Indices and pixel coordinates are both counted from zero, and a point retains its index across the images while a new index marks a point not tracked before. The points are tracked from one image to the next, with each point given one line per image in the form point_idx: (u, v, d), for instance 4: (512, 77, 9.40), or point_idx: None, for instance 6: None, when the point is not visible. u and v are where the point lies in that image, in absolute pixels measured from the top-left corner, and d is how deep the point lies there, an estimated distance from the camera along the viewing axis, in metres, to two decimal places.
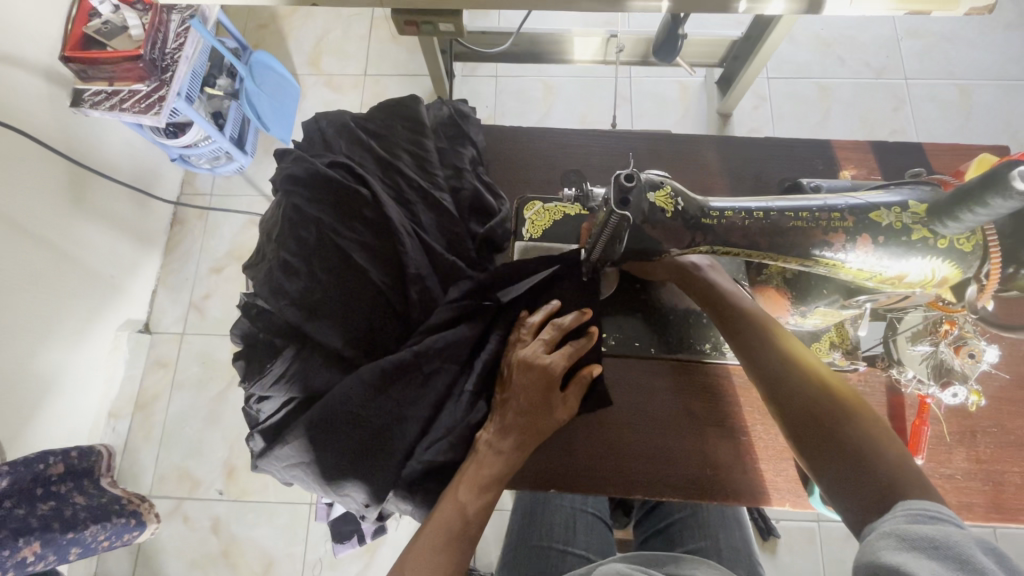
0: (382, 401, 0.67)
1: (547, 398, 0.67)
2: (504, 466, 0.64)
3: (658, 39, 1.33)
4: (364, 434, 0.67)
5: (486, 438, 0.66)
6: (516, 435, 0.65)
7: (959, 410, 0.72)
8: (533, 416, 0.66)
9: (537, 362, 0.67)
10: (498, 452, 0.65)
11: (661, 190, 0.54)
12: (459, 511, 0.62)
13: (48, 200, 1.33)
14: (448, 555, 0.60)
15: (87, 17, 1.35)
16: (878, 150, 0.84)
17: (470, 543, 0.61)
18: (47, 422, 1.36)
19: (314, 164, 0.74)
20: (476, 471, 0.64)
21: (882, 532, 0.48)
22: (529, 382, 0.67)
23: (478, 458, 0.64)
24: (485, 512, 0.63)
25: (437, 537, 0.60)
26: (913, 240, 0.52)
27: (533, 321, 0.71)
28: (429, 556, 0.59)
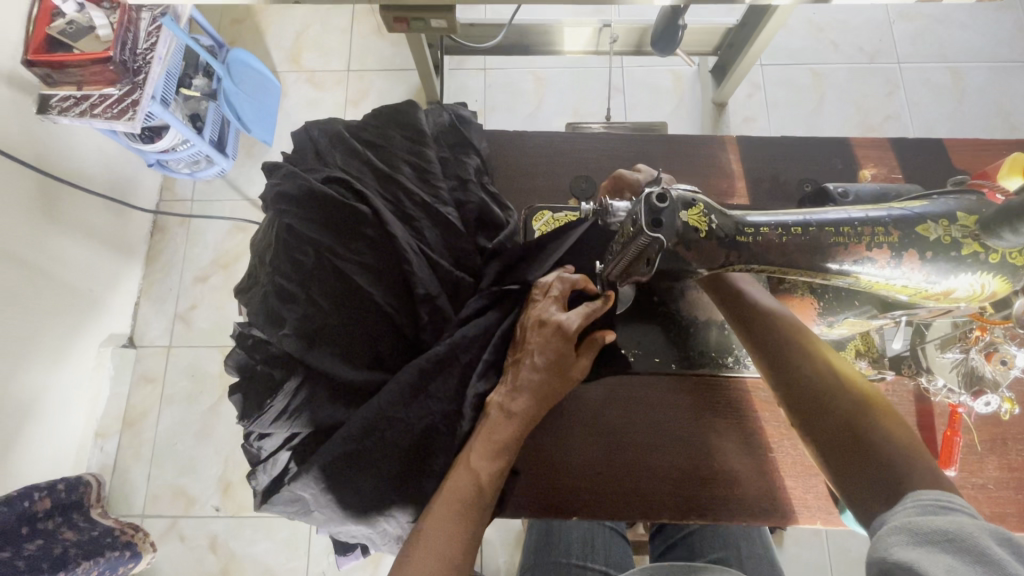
0: (423, 400, 0.65)
1: (567, 356, 0.63)
2: (518, 426, 0.61)
3: (655, 31, 1.28)
4: (403, 432, 0.64)
5: (498, 401, 0.63)
6: (529, 395, 0.62)
7: (990, 418, 0.70)
8: (549, 377, 0.62)
9: (550, 319, 0.63)
10: (510, 416, 0.62)
11: (693, 208, 0.50)
12: (474, 480, 0.59)
13: (19, 216, 1.25)
14: (461, 524, 0.57)
15: (49, 17, 1.25)
16: (896, 147, 0.81)
17: (484, 512, 0.59)
18: (30, 449, 1.30)
19: (308, 181, 0.69)
20: (488, 437, 0.61)
21: (893, 528, 0.45)
22: (543, 341, 0.63)
23: (490, 422, 0.62)
24: (500, 477, 0.60)
25: (450, 505, 0.58)
26: (963, 256, 0.48)
27: (546, 280, 0.67)
28: (444, 527, 0.56)
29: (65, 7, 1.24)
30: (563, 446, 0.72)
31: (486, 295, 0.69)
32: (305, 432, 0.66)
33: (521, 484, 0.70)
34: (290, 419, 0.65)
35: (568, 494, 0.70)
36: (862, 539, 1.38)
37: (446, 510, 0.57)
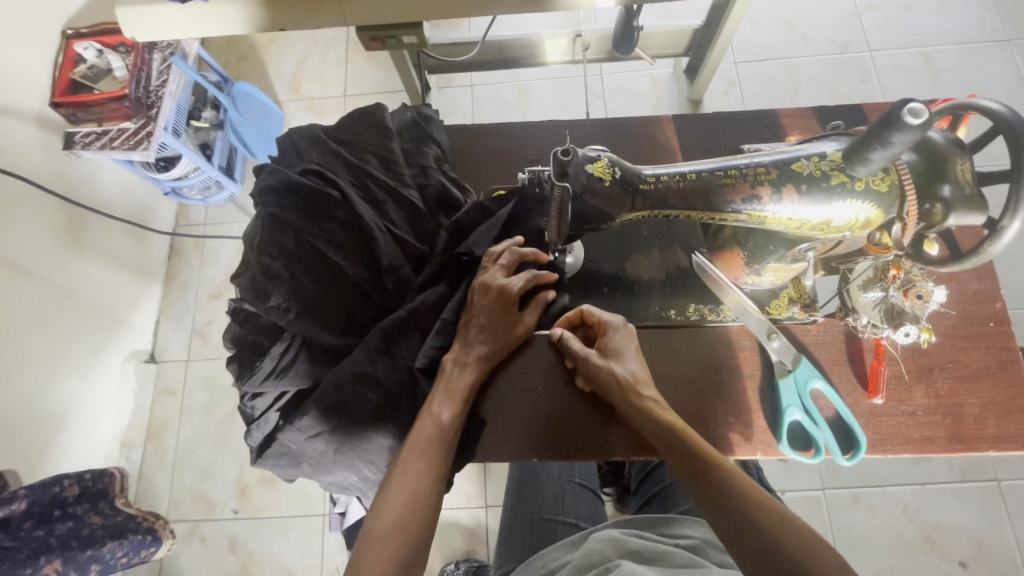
0: (390, 356, 0.75)
1: (508, 313, 0.77)
2: (472, 375, 0.74)
3: (616, 34, 1.38)
4: (376, 387, 0.74)
5: (453, 357, 0.75)
6: (480, 347, 0.75)
7: (914, 349, 0.76)
8: (495, 334, 0.76)
9: (494, 285, 0.76)
10: (463, 367, 0.74)
11: (599, 162, 0.58)
12: (435, 422, 0.71)
13: (49, 239, 1.39)
14: (425, 464, 0.69)
15: (74, 63, 1.42)
16: (822, 115, 0.88)
17: (450, 448, 0.71)
18: (61, 455, 1.41)
19: (287, 174, 0.79)
20: (448, 386, 0.73)
21: None
22: (489, 303, 0.76)
23: (449, 374, 0.74)
24: (459, 417, 0.72)
25: (416, 445, 0.70)
26: (833, 186, 0.56)
27: (494, 252, 0.80)
28: (411, 466, 0.69)
29: (86, 54, 1.41)
30: (526, 393, 0.79)
31: (436, 266, 0.80)
32: (293, 390, 0.75)
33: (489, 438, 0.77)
34: (278, 377, 0.74)
35: (531, 436, 0.77)
36: (861, 514, 1.39)
37: (413, 451, 0.69)
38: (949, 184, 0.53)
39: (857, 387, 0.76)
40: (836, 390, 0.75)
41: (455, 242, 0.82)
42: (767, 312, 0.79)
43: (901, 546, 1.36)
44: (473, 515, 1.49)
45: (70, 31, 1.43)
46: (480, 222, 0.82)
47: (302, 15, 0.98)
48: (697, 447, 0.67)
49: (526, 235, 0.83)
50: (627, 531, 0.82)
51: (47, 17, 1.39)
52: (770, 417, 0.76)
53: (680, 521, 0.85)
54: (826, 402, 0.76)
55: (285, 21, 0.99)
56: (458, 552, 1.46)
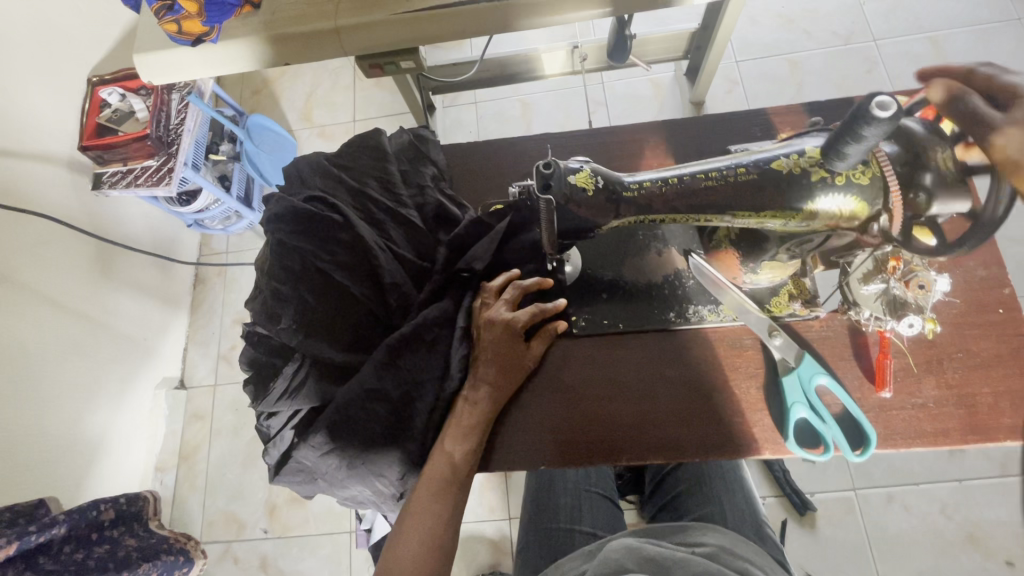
0: (397, 372, 0.77)
1: (515, 348, 0.78)
2: (483, 411, 0.76)
3: (610, 44, 1.40)
4: (383, 402, 0.76)
5: (463, 395, 0.77)
6: (487, 388, 0.76)
7: (921, 340, 0.75)
8: (504, 371, 0.77)
9: (499, 319, 0.78)
10: (473, 405, 0.76)
11: (580, 172, 0.60)
12: (448, 461, 0.73)
13: (82, 275, 1.46)
14: (440, 502, 0.72)
15: (99, 108, 1.49)
16: (814, 110, 0.88)
17: (460, 486, 0.74)
18: (98, 480, 1.47)
19: (292, 201, 0.83)
20: (457, 423, 0.75)
21: None
22: (495, 337, 0.77)
23: (459, 412, 0.76)
24: (470, 455, 0.74)
25: (431, 485, 0.73)
26: (814, 182, 0.57)
27: (493, 286, 0.82)
28: (427, 505, 0.72)
29: (110, 99, 1.48)
30: (537, 418, 0.79)
31: (439, 280, 0.82)
32: (306, 408, 0.78)
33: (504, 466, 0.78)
34: (292, 396, 0.77)
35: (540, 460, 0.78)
36: (896, 513, 1.35)
37: (428, 491, 0.73)
38: (930, 171, 0.54)
39: (865, 381, 0.75)
40: (842, 387, 0.74)
41: (454, 258, 0.84)
42: (768, 310, 0.79)
43: (940, 545, 1.31)
44: (497, 526, 1.50)
45: (95, 79, 1.51)
46: (485, 240, 0.83)
47: (302, 49, 1.03)
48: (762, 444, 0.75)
49: (524, 247, 0.85)
50: (640, 538, 0.81)
51: (73, 67, 1.48)
52: (778, 415, 0.76)
53: (694, 529, 0.82)
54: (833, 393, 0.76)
55: (287, 56, 1.05)
56: (483, 564, 1.46)
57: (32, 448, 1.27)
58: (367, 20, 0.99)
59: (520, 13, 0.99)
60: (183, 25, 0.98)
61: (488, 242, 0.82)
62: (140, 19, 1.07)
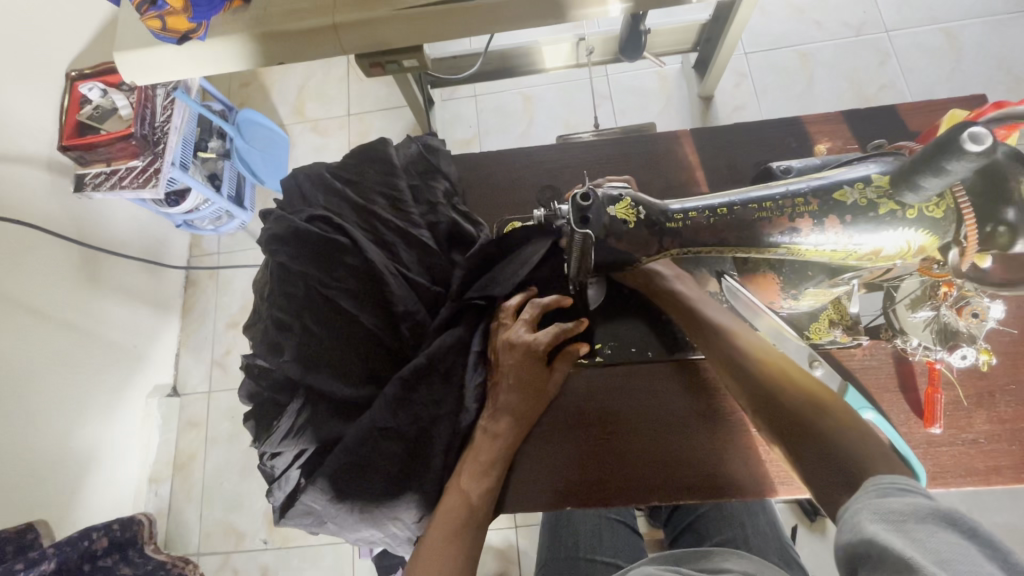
0: (414, 407, 0.71)
1: (539, 375, 0.72)
2: (503, 444, 0.70)
3: (623, 38, 1.33)
4: (398, 440, 0.70)
5: (482, 426, 0.71)
6: (506, 419, 0.71)
7: (972, 371, 0.70)
8: (524, 397, 0.71)
9: (519, 341, 0.71)
10: (493, 436, 0.70)
11: (620, 203, 0.55)
12: (465, 498, 0.67)
13: (66, 282, 1.38)
14: (458, 545, 0.63)
15: (79, 105, 1.40)
16: (853, 119, 0.82)
17: (478, 526, 0.66)
18: (89, 498, 1.40)
19: (293, 221, 0.76)
20: (475, 457, 0.69)
21: (855, 511, 0.49)
22: (517, 361, 0.71)
23: (477, 445, 0.70)
24: (488, 493, 0.68)
25: (445, 526, 0.64)
26: (881, 215, 0.52)
27: (511, 305, 0.76)
28: (442, 549, 0.63)
29: (90, 94, 1.39)
30: (559, 452, 0.74)
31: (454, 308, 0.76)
32: (312, 448, 0.72)
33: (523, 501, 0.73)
34: (297, 435, 0.72)
35: (562, 499, 0.73)
36: None
37: (442, 532, 0.64)
38: (1014, 207, 0.48)
39: (912, 416, 0.70)
40: (888, 421, 0.69)
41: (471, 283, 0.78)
42: (807, 338, 0.73)
43: None
44: (503, 535, 1.44)
45: (73, 73, 1.41)
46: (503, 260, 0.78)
47: (298, 48, 0.96)
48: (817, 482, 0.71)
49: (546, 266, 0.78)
50: (662, 567, 0.69)
51: (49, 60, 1.38)
52: None
53: (720, 554, 0.69)
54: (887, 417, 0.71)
55: (281, 54, 0.97)
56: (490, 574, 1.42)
57: (20, 470, 1.20)
58: (367, 17, 0.91)
59: (536, 9, 0.92)
60: (168, 22, 0.91)
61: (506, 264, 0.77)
62: (120, 13, 0.98)
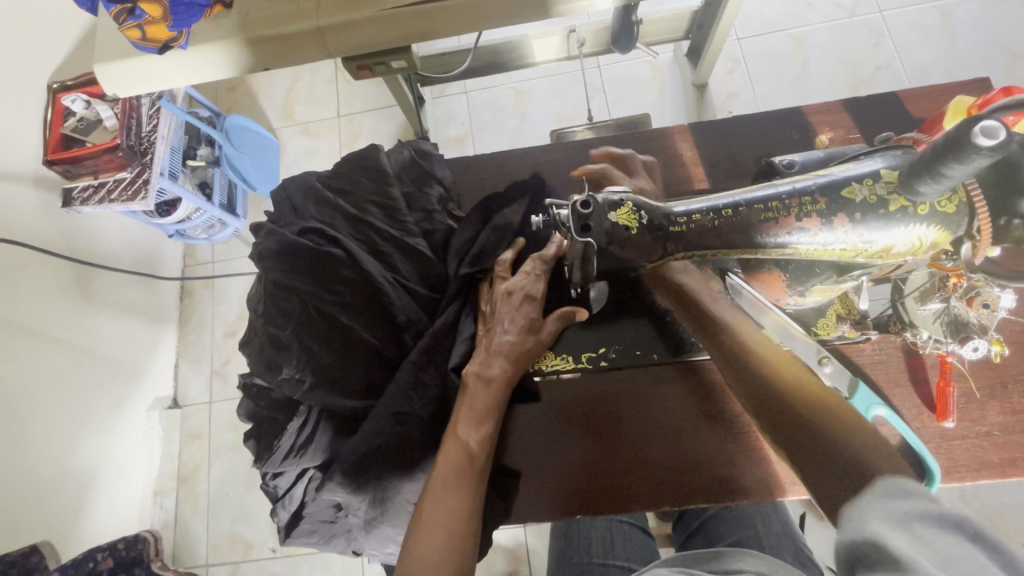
0: (420, 382, 0.69)
1: (537, 318, 0.70)
2: (497, 389, 0.66)
3: (614, 29, 1.30)
4: (415, 424, 0.68)
5: (475, 371, 0.67)
6: (503, 361, 0.68)
7: (983, 363, 0.69)
8: (519, 340, 0.69)
9: (516, 289, 0.71)
10: (488, 380, 0.67)
11: (621, 208, 0.54)
12: (463, 446, 0.63)
13: (59, 299, 1.35)
14: (462, 492, 0.59)
15: (63, 117, 1.36)
16: (855, 108, 0.80)
17: (480, 473, 0.62)
18: (93, 516, 1.39)
19: (285, 236, 0.75)
20: (472, 402, 0.65)
21: (861, 513, 0.45)
22: (511, 305, 0.70)
23: (471, 388, 0.66)
24: (489, 439, 0.64)
25: (447, 472, 0.61)
26: (892, 211, 0.50)
27: (506, 258, 0.74)
28: (448, 497, 0.59)
29: (74, 106, 1.35)
30: (562, 451, 0.73)
31: (459, 285, 0.75)
32: (314, 468, 0.71)
33: (525, 490, 0.72)
34: (298, 455, 0.70)
35: (566, 487, 0.72)
36: None
37: (445, 479, 0.60)
38: None
39: (923, 409, 0.69)
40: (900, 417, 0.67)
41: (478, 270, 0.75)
42: (815, 334, 0.72)
43: None
44: (513, 535, 1.43)
45: (55, 85, 1.38)
46: (496, 222, 0.77)
47: (284, 52, 0.93)
48: None
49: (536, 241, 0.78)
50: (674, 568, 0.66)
51: (31, 73, 1.34)
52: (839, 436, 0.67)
53: (734, 554, 0.66)
54: (900, 411, 0.69)
55: (267, 61, 0.94)
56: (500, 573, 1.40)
57: (22, 492, 1.18)
58: (353, 18, 0.88)
59: (526, 4, 0.89)
60: (147, 31, 0.87)
61: (502, 225, 0.76)
62: (98, 22, 0.95)
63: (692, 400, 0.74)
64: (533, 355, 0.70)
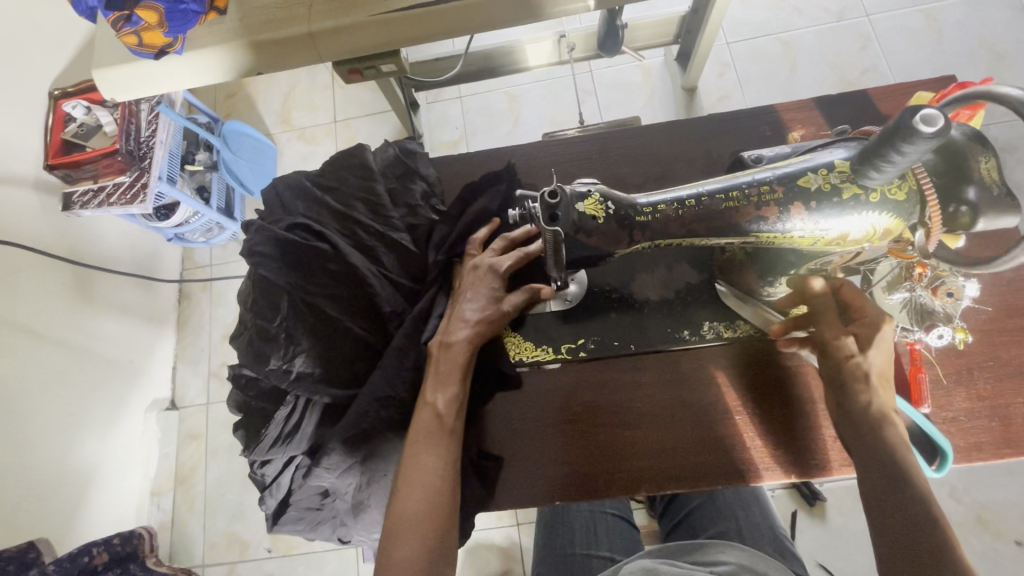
0: (393, 358, 0.72)
1: (500, 288, 0.73)
2: (460, 354, 0.68)
3: (601, 34, 1.33)
4: (398, 408, 0.71)
5: (438, 338, 0.70)
6: (465, 327, 0.70)
7: (949, 350, 0.72)
8: (484, 309, 0.71)
9: (482, 263, 0.74)
10: (449, 345, 0.69)
11: (590, 198, 0.56)
12: (432, 410, 0.66)
13: (59, 300, 1.38)
14: (433, 453, 0.63)
15: (64, 123, 1.40)
16: (827, 106, 0.83)
17: (450, 435, 0.65)
18: (90, 515, 1.40)
19: (274, 232, 0.77)
20: (436, 368, 0.68)
21: None
22: (476, 277, 0.73)
23: (436, 355, 0.69)
24: (455, 402, 0.66)
25: (418, 436, 0.64)
26: (845, 200, 0.53)
27: (477, 237, 0.78)
28: (423, 459, 0.63)
29: (74, 112, 1.38)
30: (540, 435, 0.76)
31: (437, 271, 0.78)
32: (300, 455, 0.72)
33: (505, 472, 0.74)
34: (285, 443, 0.72)
35: (545, 471, 0.74)
36: None
37: (416, 442, 0.64)
38: (974, 186, 0.50)
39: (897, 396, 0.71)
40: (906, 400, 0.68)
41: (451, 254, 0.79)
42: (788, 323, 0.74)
43: None
44: (506, 533, 1.43)
45: (56, 91, 1.41)
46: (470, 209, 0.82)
47: (277, 57, 0.96)
48: (797, 464, 0.72)
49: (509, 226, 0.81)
50: (659, 560, 0.66)
51: (33, 80, 1.38)
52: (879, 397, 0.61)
53: (714, 546, 0.68)
54: None
55: (260, 65, 0.97)
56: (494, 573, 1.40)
57: (21, 490, 1.21)
58: (343, 22, 0.91)
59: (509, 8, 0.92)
60: (144, 37, 0.89)
61: (478, 211, 0.80)
62: (97, 30, 0.98)
63: (669, 389, 0.76)
64: (497, 322, 0.72)
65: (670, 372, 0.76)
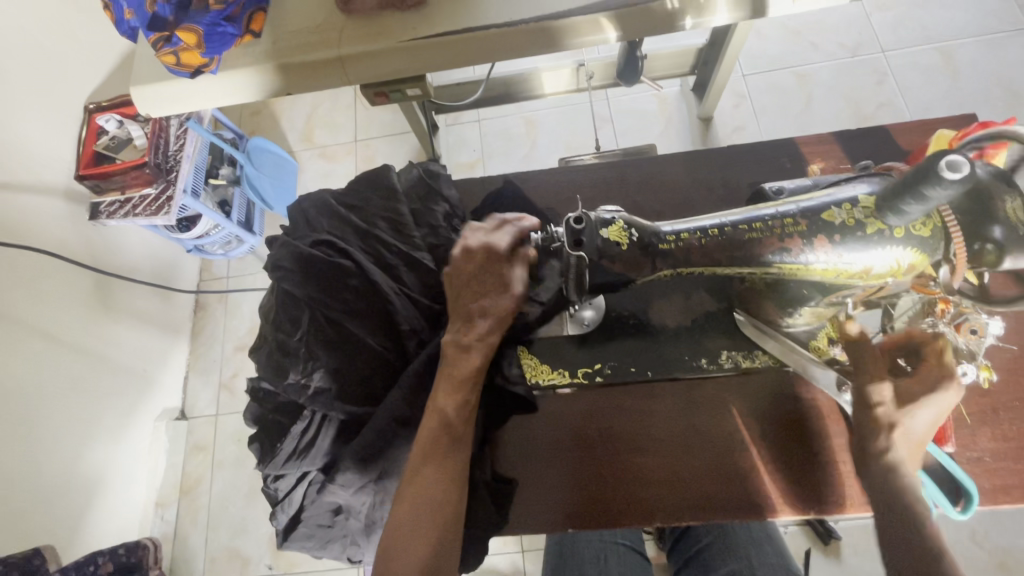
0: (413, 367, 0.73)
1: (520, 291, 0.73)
2: (477, 359, 0.68)
3: (620, 64, 1.36)
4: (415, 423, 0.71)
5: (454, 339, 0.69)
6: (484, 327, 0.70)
7: (974, 389, 0.70)
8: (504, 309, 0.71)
9: None
10: (466, 348, 0.68)
11: (614, 225, 0.57)
12: (440, 418, 0.66)
13: (80, 308, 1.41)
14: (437, 464, 0.63)
15: (96, 135, 1.44)
16: (846, 140, 0.84)
17: (455, 443, 0.65)
18: (95, 524, 1.40)
19: (298, 246, 0.78)
20: (451, 371, 0.67)
21: None
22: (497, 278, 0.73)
23: (451, 358, 0.68)
24: (464, 409, 0.66)
25: (424, 447, 0.64)
26: (869, 234, 0.54)
27: None
28: (426, 470, 0.63)
29: (107, 126, 1.43)
30: (552, 459, 0.75)
31: None
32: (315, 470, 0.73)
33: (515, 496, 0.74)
34: (300, 458, 0.72)
35: (554, 495, 0.73)
36: None
37: (420, 451, 0.64)
38: (1000, 225, 0.50)
39: None
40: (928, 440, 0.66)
41: None
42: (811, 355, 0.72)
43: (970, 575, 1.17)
44: (510, 560, 1.40)
45: (92, 105, 1.46)
46: None
47: (307, 78, 0.98)
48: (813, 501, 0.71)
49: None
50: None
51: (71, 94, 1.43)
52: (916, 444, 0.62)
53: None
54: None
55: (290, 85, 1.00)
56: None
57: (30, 495, 1.21)
58: (372, 48, 0.94)
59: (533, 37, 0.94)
60: (182, 57, 0.93)
61: None
62: (137, 48, 1.02)
63: (682, 418, 0.75)
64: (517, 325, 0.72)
65: (682, 399, 0.76)
